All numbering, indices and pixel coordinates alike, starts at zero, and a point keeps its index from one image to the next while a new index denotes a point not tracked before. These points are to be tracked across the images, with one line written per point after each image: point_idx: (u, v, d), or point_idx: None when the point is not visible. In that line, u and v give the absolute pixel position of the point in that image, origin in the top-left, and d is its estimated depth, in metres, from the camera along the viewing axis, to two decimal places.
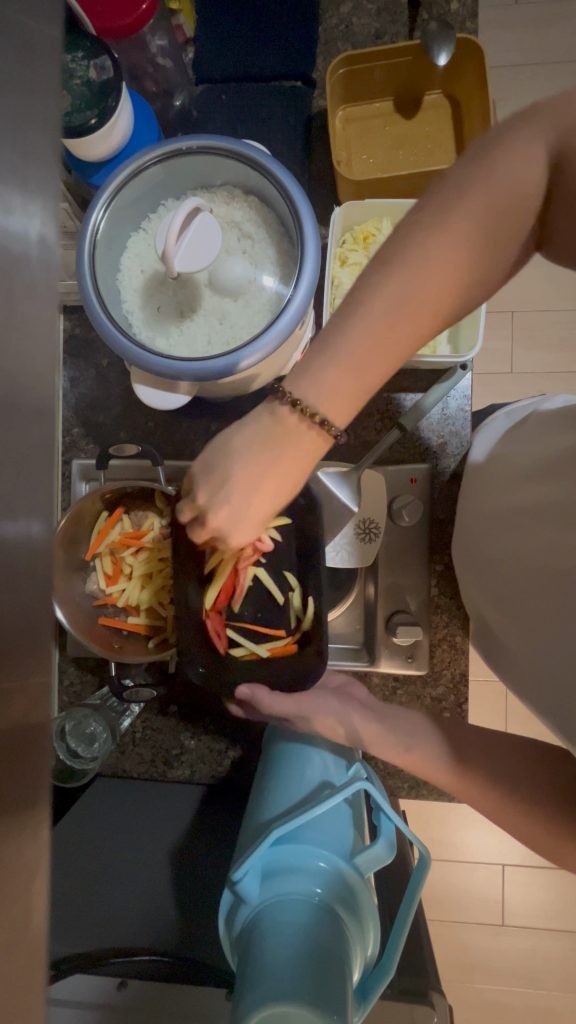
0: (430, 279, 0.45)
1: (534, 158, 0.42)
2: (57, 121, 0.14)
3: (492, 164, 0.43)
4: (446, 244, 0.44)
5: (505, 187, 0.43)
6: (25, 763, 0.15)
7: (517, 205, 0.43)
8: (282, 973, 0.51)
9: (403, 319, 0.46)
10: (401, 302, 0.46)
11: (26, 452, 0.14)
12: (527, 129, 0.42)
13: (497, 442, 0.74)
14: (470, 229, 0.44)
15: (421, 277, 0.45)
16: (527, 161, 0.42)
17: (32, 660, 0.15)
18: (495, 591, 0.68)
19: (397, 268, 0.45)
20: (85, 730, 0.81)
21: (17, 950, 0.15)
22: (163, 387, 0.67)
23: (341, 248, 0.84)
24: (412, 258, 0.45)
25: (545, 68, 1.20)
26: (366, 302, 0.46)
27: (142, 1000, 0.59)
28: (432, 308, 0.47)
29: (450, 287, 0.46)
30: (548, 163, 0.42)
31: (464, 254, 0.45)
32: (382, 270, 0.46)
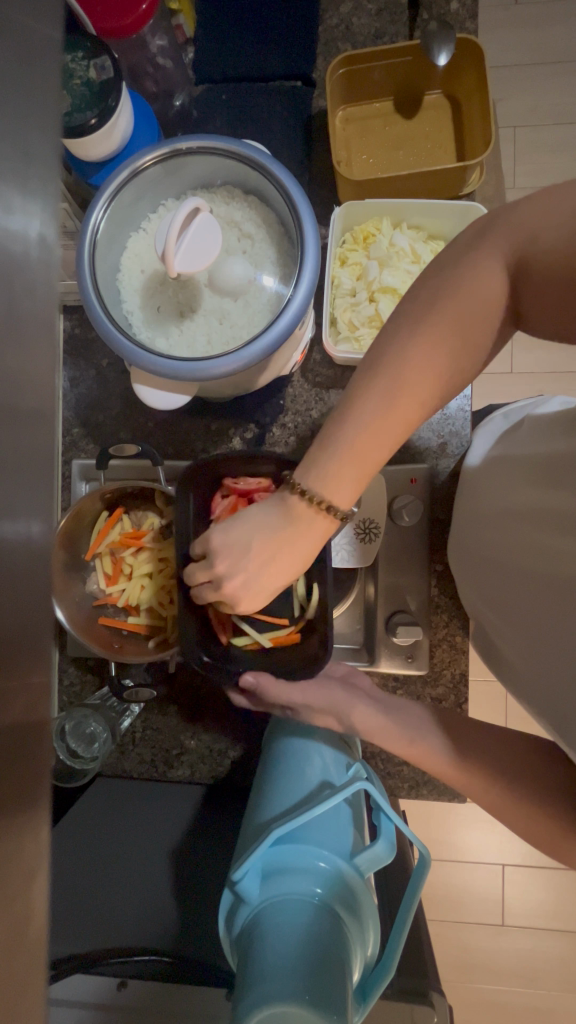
0: (410, 385, 0.48)
1: (491, 272, 0.44)
2: (58, 123, 0.14)
3: (452, 288, 0.46)
4: (416, 363, 0.47)
5: (471, 303, 0.45)
6: (24, 759, 0.15)
7: (482, 314, 0.46)
8: (282, 973, 0.51)
9: (393, 424, 0.50)
10: (389, 411, 0.49)
11: (26, 453, 0.14)
12: (482, 246, 0.44)
13: (495, 442, 0.74)
14: (443, 343, 0.47)
15: (403, 386, 0.48)
16: (490, 274, 0.44)
17: (31, 658, 0.15)
18: (490, 592, 0.68)
19: (376, 389, 0.49)
20: (84, 731, 0.82)
21: (17, 947, 0.15)
22: (163, 388, 0.67)
23: (341, 247, 0.85)
24: (390, 372, 0.48)
25: (544, 68, 1.20)
26: (357, 408, 0.49)
27: (143, 1000, 0.59)
28: (418, 406, 0.50)
29: (431, 387, 0.49)
30: (507, 269, 0.44)
31: (440, 363, 0.48)
32: (363, 387, 0.49)
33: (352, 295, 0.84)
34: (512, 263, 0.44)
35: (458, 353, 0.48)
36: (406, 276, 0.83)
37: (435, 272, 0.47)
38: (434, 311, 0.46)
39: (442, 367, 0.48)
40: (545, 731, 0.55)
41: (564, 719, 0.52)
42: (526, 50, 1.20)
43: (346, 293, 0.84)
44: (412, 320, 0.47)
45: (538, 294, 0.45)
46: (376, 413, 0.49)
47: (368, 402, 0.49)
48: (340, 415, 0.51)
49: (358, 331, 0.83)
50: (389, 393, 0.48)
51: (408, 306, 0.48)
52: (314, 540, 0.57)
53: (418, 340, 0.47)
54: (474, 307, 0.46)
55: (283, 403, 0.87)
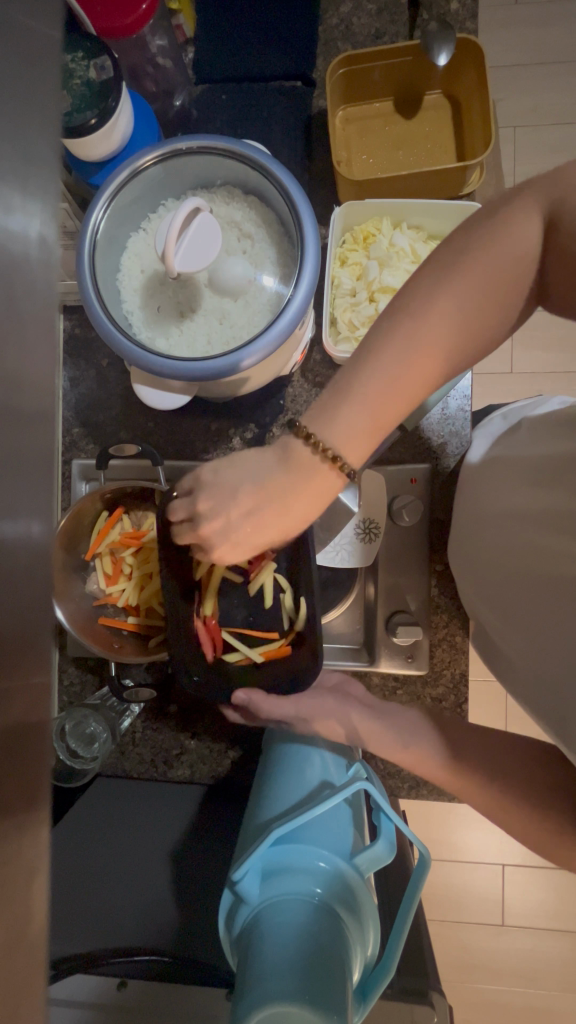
0: (434, 338, 0.48)
1: (526, 230, 0.45)
2: (57, 123, 0.14)
3: (485, 243, 0.46)
4: (440, 314, 0.47)
5: (503, 257, 0.46)
6: (24, 762, 0.15)
7: (510, 272, 0.47)
8: (282, 972, 0.51)
9: (408, 378, 0.50)
10: (407, 364, 0.49)
11: (26, 453, 0.14)
12: (518, 203, 0.45)
13: (494, 442, 0.74)
14: (470, 298, 0.47)
15: (424, 339, 0.48)
16: (525, 231, 0.45)
17: (32, 660, 0.15)
18: (492, 582, 0.68)
19: (397, 339, 0.49)
20: (84, 731, 0.82)
21: (17, 951, 0.15)
22: (163, 387, 0.67)
23: (341, 248, 0.85)
24: (416, 321, 0.48)
25: (544, 68, 1.20)
26: (376, 357, 0.49)
27: (143, 1000, 0.59)
28: (437, 362, 0.50)
29: (452, 343, 0.49)
30: (540, 230, 0.45)
31: (465, 316, 0.48)
32: (386, 335, 0.49)
33: (352, 295, 0.84)
34: (547, 221, 0.45)
35: (483, 312, 0.48)
36: (406, 276, 0.83)
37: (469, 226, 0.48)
38: (468, 261, 0.47)
39: (468, 321, 0.48)
40: (545, 733, 0.55)
41: (563, 720, 0.52)
42: (526, 50, 1.20)
43: (345, 293, 0.84)
44: (443, 269, 0.48)
45: (565, 264, 0.46)
46: (396, 364, 0.49)
47: (390, 351, 0.49)
48: (361, 359, 0.50)
49: (357, 331, 0.83)
50: (411, 343, 0.48)
51: (439, 258, 0.48)
52: (318, 502, 0.55)
53: (447, 292, 0.47)
54: (504, 262, 0.46)
55: (282, 403, 0.87)
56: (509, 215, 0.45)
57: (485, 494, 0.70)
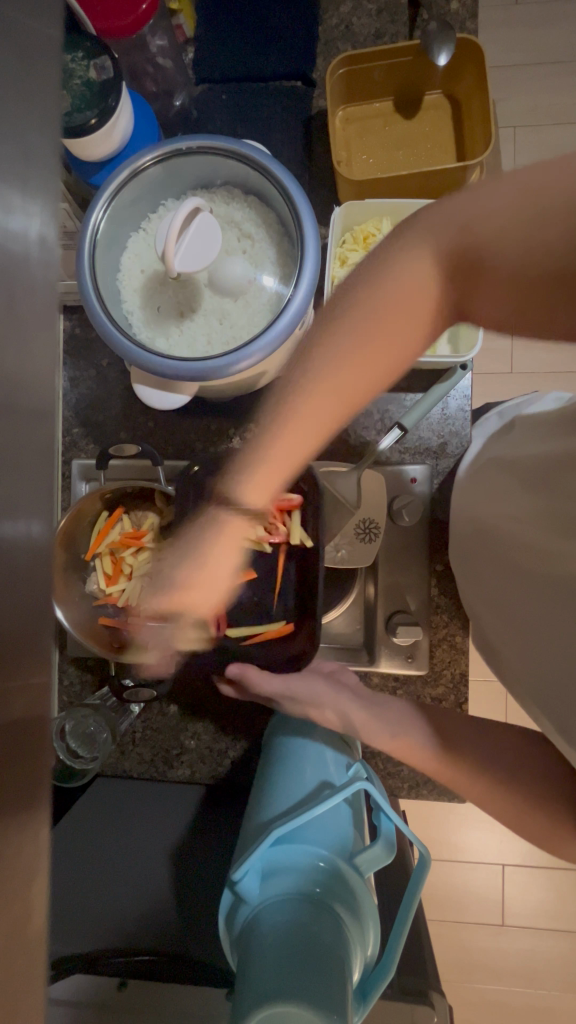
0: (343, 370, 0.51)
1: (414, 266, 0.46)
2: (58, 124, 0.14)
3: (372, 282, 0.48)
4: (336, 355, 0.50)
5: (388, 296, 0.47)
6: (23, 757, 0.15)
7: (404, 308, 0.47)
8: (281, 973, 0.51)
9: (316, 413, 0.54)
10: (311, 400, 0.53)
11: (27, 452, 0.14)
12: (407, 241, 0.46)
13: (488, 441, 0.74)
14: (364, 333, 0.49)
15: (325, 379, 0.51)
16: (413, 271, 0.46)
17: (30, 659, 0.15)
18: (491, 594, 0.67)
19: (301, 384, 0.52)
20: (85, 731, 0.82)
21: (19, 950, 0.15)
22: (162, 388, 0.67)
23: (341, 247, 0.84)
24: (316, 360, 0.51)
25: (546, 67, 1.20)
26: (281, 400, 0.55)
27: (141, 1000, 0.60)
28: (346, 394, 0.53)
29: (363, 377, 0.51)
30: (435, 262, 0.45)
31: (363, 356, 0.50)
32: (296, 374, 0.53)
33: None
34: (450, 250, 0.44)
35: (383, 345, 0.49)
36: None
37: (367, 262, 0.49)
38: (354, 307, 0.48)
39: (371, 359, 0.50)
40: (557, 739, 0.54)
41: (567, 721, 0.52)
42: (526, 50, 1.20)
43: None
44: (343, 307, 0.49)
45: (481, 278, 0.44)
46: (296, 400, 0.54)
47: (291, 388, 0.54)
48: (276, 400, 0.56)
49: None
50: (308, 383, 0.52)
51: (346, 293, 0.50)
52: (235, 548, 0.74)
53: (336, 337, 0.50)
54: (395, 299, 0.47)
55: None
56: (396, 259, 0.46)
57: (474, 502, 0.71)
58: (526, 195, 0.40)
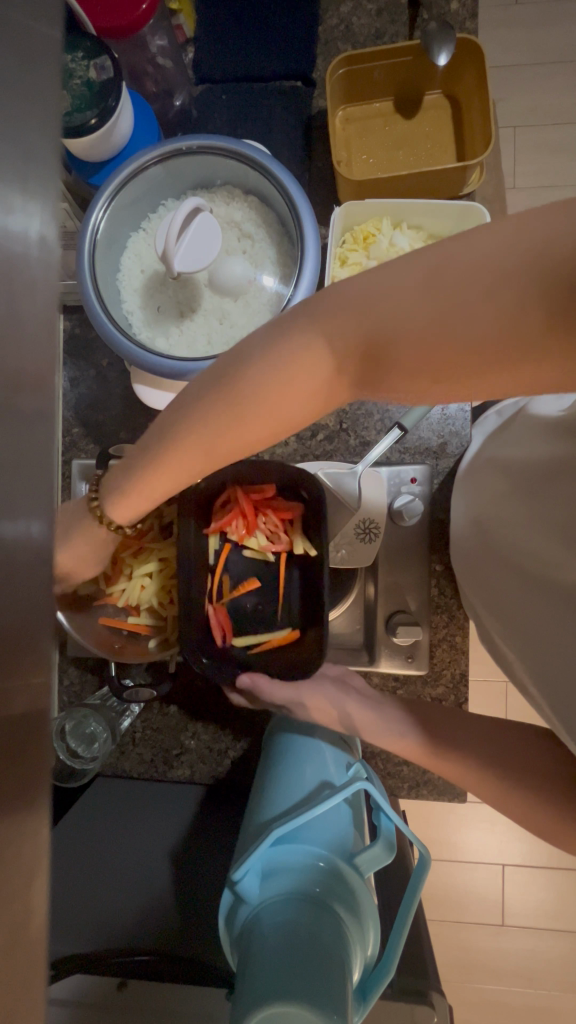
0: (224, 436, 0.44)
1: (315, 351, 0.36)
2: (58, 125, 0.14)
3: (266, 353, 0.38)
4: (211, 420, 0.43)
5: (275, 379, 0.38)
6: (26, 752, 0.15)
7: (297, 390, 0.39)
8: (281, 973, 0.51)
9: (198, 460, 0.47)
10: (180, 453, 0.47)
11: (28, 452, 0.14)
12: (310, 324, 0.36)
13: (486, 441, 0.74)
14: (244, 409, 0.41)
15: (198, 436, 0.45)
16: (311, 356, 0.37)
17: (36, 656, 0.15)
18: (490, 594, 0.67)
19: (175, 439, 0.46)
20: (85, 731, 0.81)
21: (18, 943, 0.15)
22: (161, 388, 0.68)
23: (341, 248, 0.85)
24: (189, 419, 0.44)
25: (546, 67, 1.20)
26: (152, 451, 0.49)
27: (139, 1001, 0.59)
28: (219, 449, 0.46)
29: (241, 441, 0.44)
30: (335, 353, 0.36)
31: (243, 428, 0.43)
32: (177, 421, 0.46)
33: None
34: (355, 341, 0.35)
35: (267, 421, 0.42)
36: None
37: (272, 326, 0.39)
38: (231, 383, 0.40)
39: (249, 428, 0.43)
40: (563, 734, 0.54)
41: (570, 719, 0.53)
42: (526, 50, 1.20)
43: None
44: (231, 370, 0.40)
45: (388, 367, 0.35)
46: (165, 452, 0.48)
47: (162, 439, 0.48)
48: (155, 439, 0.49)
49: None
50: (177, 441, 0.46)
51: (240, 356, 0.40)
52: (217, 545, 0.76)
53: (210, 405, 0.42)
54: (284, 383, 0.38)
55: None
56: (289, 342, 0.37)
57: (476, 500, 0.71)
58: (452, 278, 0.30)
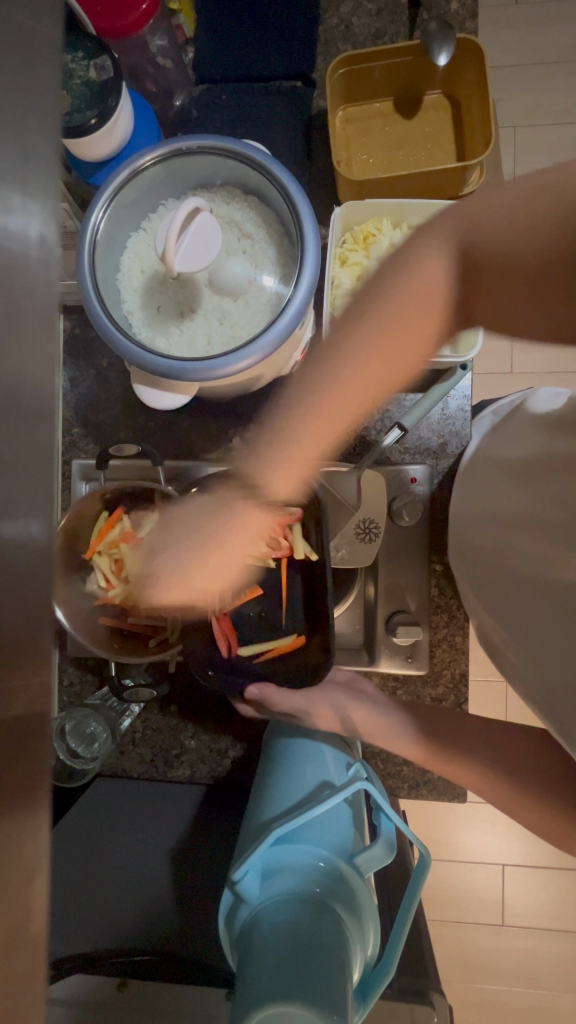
0: (347, 388, 0.65)
1: (433, 256, 0.55)
2: (58, 123, 0.14)
3: (373, 305, 0.59)
4: (345, 371, 0.64)
5: (405, 294, 0.57)
6: (20, 757, 0.15)
7: (419, 306, 0.57)
8: (281, 973, 0.50)
9: (341, 406, 0.67)
10: (323, 402, 0.67)
11: (27, 452, 0.14)
12: (422, 246, 0.55)
13: (484, 437, 0.73)
14: (378, 333, 0.59)
15: (335, 390, 0.65)
16: (428, 268, 0.55)
17: (29, 663, 0.15)
18: (487, 594, 0.67)
19: (319, 391, 0.66)
20: (85, 731, 0.82)
21: (17, 953, 0.14)
22: (163, 388, 0.68)
23: (341, 247, 0.85)
24: (331, 371, 0.64)
25: (546, 68, 1.20)
26: (301, 400, 0.69)
27: (141, 999, 0.60)
28: (351, 405, 0.67)
29: (370, 388, 0.65)
30: (451, 257, 0.54)
31: (379, 355, 0.61)
32: (308, 366, 0.67)
33: None
34: (457, 254, 0.54)
35: (397, 344, 0.60)
36: None
37: (374, 280, 0.60)
38: (379, 304, 0.58)
39: (385, 371, 0.63)
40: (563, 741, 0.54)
41: (569, 723, 0.52)
42: (526, 51, 1.20)
43: (346, 292, 0.83)
44: (375, 298, 0.59)
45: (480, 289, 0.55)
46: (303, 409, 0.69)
47: (300, 397, 0.69)
48: (316, 372, 0.66)
49: None
50: (315, 393, 0.67)
51: (379, 287, 0.58)
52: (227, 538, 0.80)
53: (351, 348, 0.62)
54: (412, 298, 0.57)
55: None
56: (412, 259, 0.56)
57: (473, 500, 0.70)
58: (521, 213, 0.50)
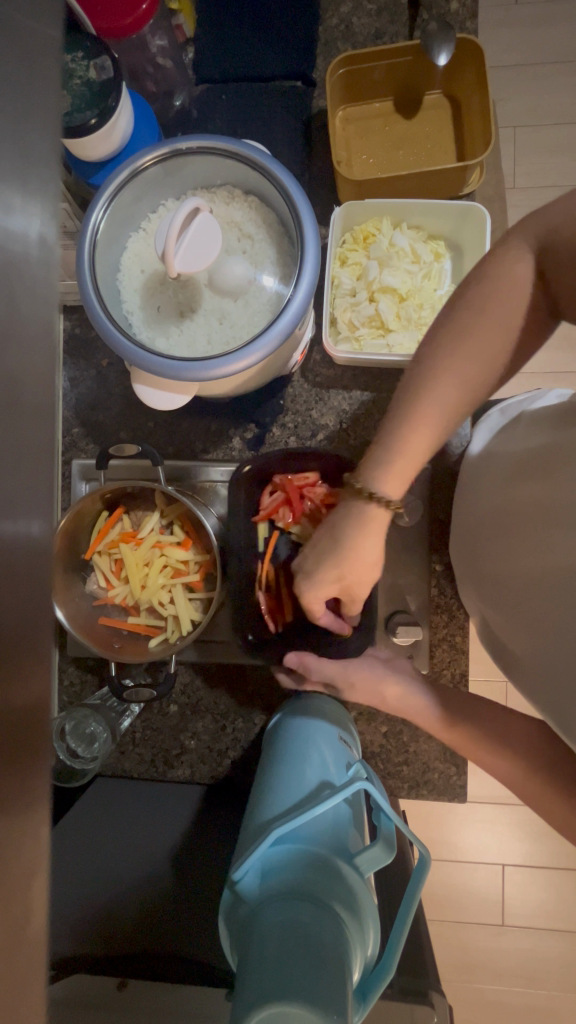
0: (447, 398, 0.54)
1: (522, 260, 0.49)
2: (58, 124, 0.14)
3: (475, 307, 0.51)
4: (446, 383, 0.53)
5: (502, 294, 0.50)
6: (24, 755, 0.15)
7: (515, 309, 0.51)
8: (281, 973, 0.50)
9: (434, 423, 0.55)
10: (423, 426, 0.54)
11: (26, 450, 0.14)
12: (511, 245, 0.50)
13: (492, 437, 0.73)
14: (476, 338, 0.52)
15: (431, 407, 0.54)
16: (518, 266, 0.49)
17: (32, 663, 0.15)
18: (497, 593, 0.67)
19: (411, 410, 0.54)
20: (85, 731, 0.82)
21: (17, 953, 0.14)
22: (162, 388, 0.67)
23: (341, 247, 0.85)
24: (422, 389, 0.54)
25: (545, 68, 1.20)
26: (393, 428, 0.56)
27: (142, 999, 0.59)
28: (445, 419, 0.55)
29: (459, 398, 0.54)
30: (534, 255, 0.49)
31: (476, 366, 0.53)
32: (414, 374, 0.54)
33: (352, 295, 0.84)
34: (537, 250, 0.48)
35: (491, 347, 0.52)
36: (406, 276, 0.83)
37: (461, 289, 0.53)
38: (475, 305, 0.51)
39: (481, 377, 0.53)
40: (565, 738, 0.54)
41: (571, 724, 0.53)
42: (526, 51, 1.20)
43: (345, 293, 0.84)
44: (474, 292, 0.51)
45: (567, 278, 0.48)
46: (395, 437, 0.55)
47: (388, 426, 0.56)
48: (406, 384, 0.55)
49: (358, 331, 0.83)
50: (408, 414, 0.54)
51: (463, 294, 0.52)
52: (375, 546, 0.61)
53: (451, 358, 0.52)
54: (509, 296, 0.50)
55: (282, 403, 0.87)
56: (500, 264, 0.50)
57: (484, 499, 0.70)
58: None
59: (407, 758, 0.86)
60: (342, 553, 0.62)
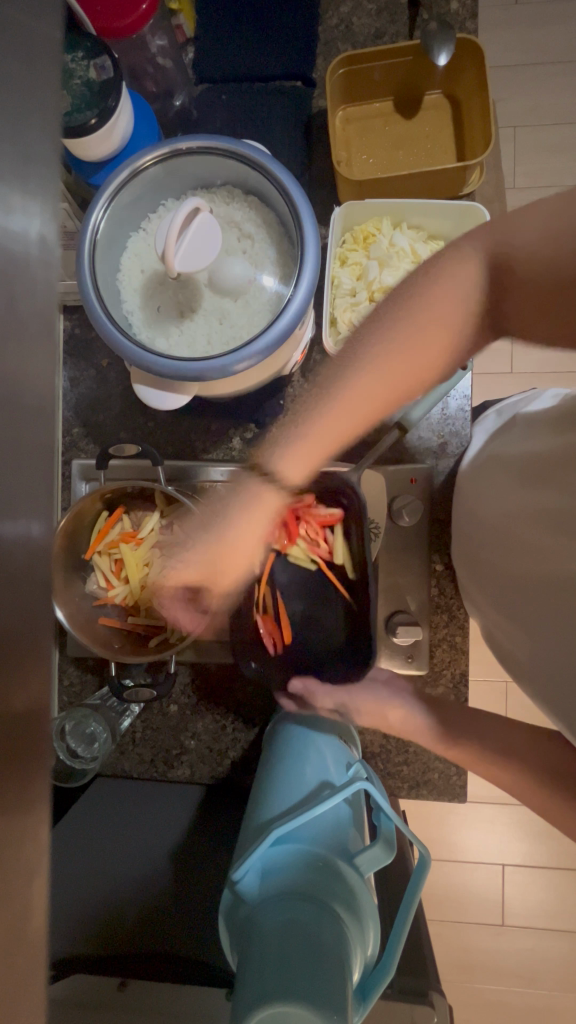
0: (356, 390, 0.67)
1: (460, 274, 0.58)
2: (57, 123, 0.14)
3: (403, 310, 0.62)
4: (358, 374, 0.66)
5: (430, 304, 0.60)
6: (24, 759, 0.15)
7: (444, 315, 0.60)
8: (280, 971, 0.50)
9: (343, 412, 0.69)
10: (336, 409, 0.69)
11: (26, 450, 0.14)
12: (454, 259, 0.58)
13: (488, 440, 0.73)
14: (396, 339, 0.63)
15: (348, 395, 0.67)
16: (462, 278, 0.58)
17: (33, 667, 0.14)
18: (494, 594, 0.67)
19: (328, 398, 0.69)
20: (85, 731, 0.82)
21: (16, 953, 0.14)
22: (163, 388, 0.67)
23: (341, 247, 0.85)
24: (340, 379, 0.67)
25: (545, 68, 1.20)
26: (313, 406, 0.71)
27: (142, 997, 0.60)
28: (364, 403, 0.68)
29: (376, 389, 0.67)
30: (482, 267, 0.57)
31: (399, 358, 0.63)
32: (333, 366, 0.68)
33: (352, 295, 0.84)
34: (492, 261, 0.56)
35: (412, 345, 0.62)
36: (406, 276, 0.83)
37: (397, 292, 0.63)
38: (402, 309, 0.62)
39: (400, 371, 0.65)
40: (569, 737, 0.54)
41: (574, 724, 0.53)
42: (526, 51, 1.20)
43: (345, 293, 0.84)
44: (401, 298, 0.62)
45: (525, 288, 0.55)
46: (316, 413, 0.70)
47: (307, 405, 0.71)
48: (328, 377, 0.68)
49: None
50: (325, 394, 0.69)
51: (394, 298, 0.63)
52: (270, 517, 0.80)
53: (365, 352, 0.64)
54: (440, 307, 0.60)
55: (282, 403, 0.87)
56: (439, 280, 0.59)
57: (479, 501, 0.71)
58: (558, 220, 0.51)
59: (407, 759, 0.86)
60: (246, 525, 0.79)
